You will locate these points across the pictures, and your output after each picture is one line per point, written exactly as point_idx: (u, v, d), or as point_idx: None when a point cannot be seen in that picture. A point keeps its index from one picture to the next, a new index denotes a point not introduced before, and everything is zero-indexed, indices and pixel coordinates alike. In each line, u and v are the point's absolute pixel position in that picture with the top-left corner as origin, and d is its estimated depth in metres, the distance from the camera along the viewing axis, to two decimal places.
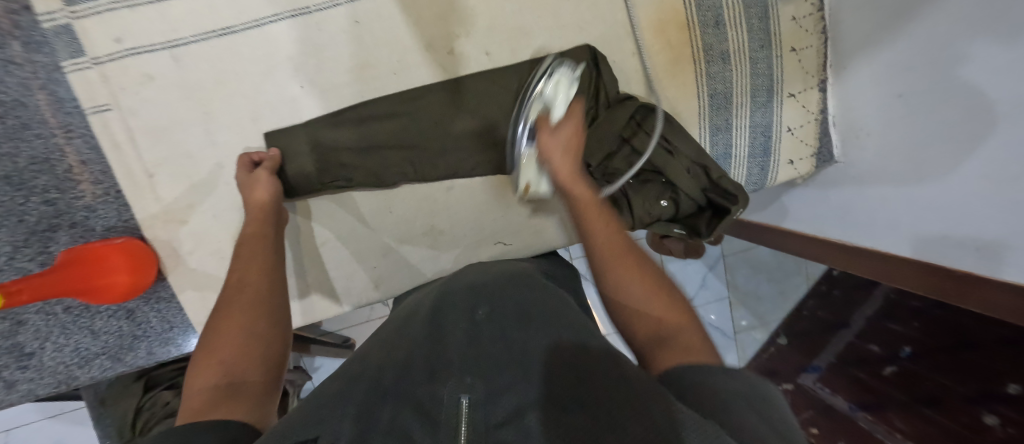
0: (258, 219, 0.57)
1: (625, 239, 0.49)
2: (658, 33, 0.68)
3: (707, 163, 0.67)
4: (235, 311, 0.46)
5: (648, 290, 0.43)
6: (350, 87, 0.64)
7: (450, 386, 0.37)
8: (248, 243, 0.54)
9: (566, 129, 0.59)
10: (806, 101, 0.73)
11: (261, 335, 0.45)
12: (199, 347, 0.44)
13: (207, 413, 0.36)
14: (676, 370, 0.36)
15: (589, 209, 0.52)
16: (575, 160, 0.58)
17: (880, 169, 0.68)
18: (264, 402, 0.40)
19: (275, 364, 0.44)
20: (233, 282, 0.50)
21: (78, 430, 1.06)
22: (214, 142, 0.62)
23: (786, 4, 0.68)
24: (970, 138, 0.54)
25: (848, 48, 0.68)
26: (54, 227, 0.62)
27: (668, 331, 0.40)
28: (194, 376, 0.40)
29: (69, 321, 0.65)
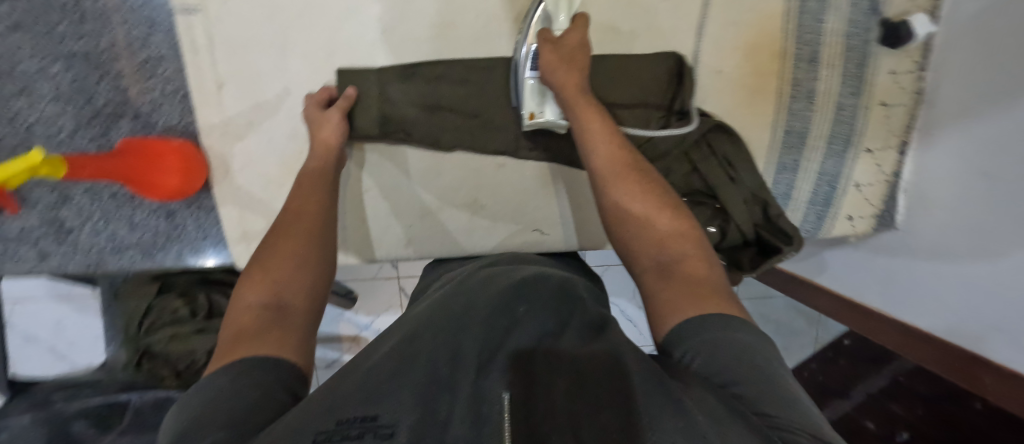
0: (322, 159, 0.58)
1: (627, 157, 0.52)
2: (750, 56, 0.65)
3: (767, 198, 0.66)
4: (289, 239, 0.49)
5: (648, 206, 0.47)
6: (431, 42, 0.63)
7: (493, 380, 0.36)
8: (308, 176, 0.57)
9: (570, 42, 0.58)
10: (882, 160, 0.70)
11: (311, 268, 0.48)
12: (254, 265, 0.48)
13: (258, 342, 0.39)
14: (689, 308, 0.38)
15: (593, 130, 0.53)
16: (579, 73, 0.57)
17: (941, 247, 0.65)
18: (302, 332, 0.43)
19: (320, 297, 0.47)
20: (292, 208, 0.53)
21: (78, 315, 1.08)
22: (287, 67, 0.62)
23: (887, 56, 0.65)
24: None
25: (940, 116, 0.65)
26: (118, 114, 0.63)
27: (671, 258, 0.43)
28: (247, 290, 0.45)
29: (113, 208, 0.66)
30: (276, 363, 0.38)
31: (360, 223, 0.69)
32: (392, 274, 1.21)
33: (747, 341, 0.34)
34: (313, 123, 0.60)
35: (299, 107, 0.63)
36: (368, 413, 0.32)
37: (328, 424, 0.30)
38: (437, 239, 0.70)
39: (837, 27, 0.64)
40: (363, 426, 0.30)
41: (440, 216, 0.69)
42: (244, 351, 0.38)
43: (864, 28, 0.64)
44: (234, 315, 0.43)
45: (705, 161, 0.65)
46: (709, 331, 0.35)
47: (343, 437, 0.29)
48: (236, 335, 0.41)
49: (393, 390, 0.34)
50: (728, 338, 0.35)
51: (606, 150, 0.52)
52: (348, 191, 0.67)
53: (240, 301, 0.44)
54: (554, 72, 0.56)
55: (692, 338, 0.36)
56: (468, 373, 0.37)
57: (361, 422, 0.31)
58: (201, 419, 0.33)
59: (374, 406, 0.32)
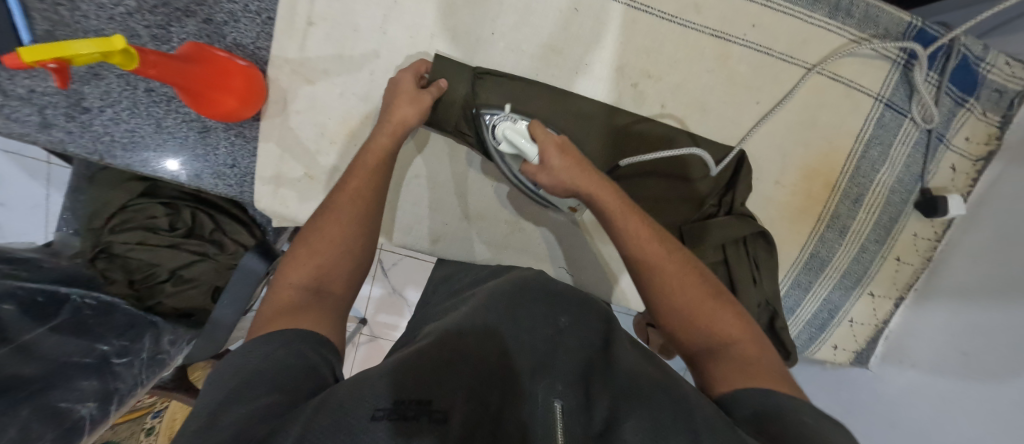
0: (394, 134, 0.55)
1: (655, 237, 0.50)
2: (806, 179, 0.69)
3: (776, 309, 0.69)
4: (341, 217, 0.47)
5: (689, 301, 0.46)
6: (533, 60, 0.63)
7: (544, 385, 0.37)
8: (375, 153, 0.53)
9: (550, 138, 0.55)
10: (879, 306, 0.76)
11: (353, 253, 0.47)
12: (300, 236, 0.47)
13: (296, 319, 0.40)
14: (749, 390, 0.39)
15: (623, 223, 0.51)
16: (581, 162, 0.55)
17: (903, 401, 0.70)
18: (336, 316, 0.43)
19: (359, 281, 0.47)
20: (350, 188, 0.50)
21: (18, 177, 0.97)
22: (384, 30, 0.60)
23: (916, 220, 0.72)
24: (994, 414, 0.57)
25: (939, 286, 0.72)
26: (188, 12, 0.58)
27: (720, 342, 0.44)
28: (289, 266, 0.45)
29: (144, 103, 0.61)
30: (319, 338, 0.39)
31: (395, 205, 0.67)
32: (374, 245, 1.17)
33: (788, 405, 0.37)
34: (402, 94, 0.56)
35: (381, 73, 0.61)
36: (422, 397, 0.31)
37: (383, 403, 0.30)
38: (466, 244, 0.69)
39: (886, 179, 0.69)
40: (418, 408, 0.30)
41: (476, 224, 0.69)
42: (284, 324, 0.39)
43: (906, 189, 0.70)
44: (277, 288, 0.44)
45: (737, 258, 0.68)
46: (768, 397, 0.38)
47: (400, 417, 0.29)
48: (275, 310, 0.41)
49: (446, 381, 0.33)
50: (778, 396, 0.38)
51: (635, 235, 0.50)
52: (396, 171, 0.66)
53: (283, 275, 0.44)
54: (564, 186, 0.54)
55: (745, 407, 0.38)
56: (519, 375, 0.38)
57: (414, 404, 0.30)
58: (257, 374, 0.34)
59: (431, 391, 0.32)
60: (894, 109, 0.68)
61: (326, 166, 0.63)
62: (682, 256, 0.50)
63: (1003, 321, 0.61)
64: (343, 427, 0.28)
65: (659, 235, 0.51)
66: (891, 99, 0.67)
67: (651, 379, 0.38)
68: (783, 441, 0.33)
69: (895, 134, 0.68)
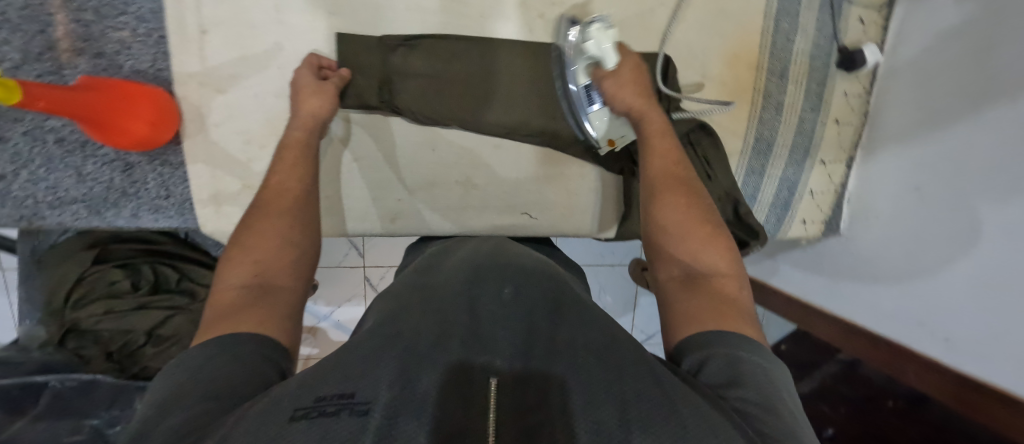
0: (306, 129, 0.55)
1: (682, 171, 0.53)
2: (730, 66, 0.71)
3: (737, 196, 0.71)
4: (271, 214, 0.46)
5: (689, 222, 0.48)
6: (437, 16, 0.62)
7: (480, 359, 0.35)
8: (291, 148, 0.53)
9: (630, 66, 0.60)
10: (833, 171, 0.78)
11: (294, 245, 0.46)
12: (232, 241, 0.45)
13: (241, 317, 0.38)
14: (699, 336, 0.40)
15: (653, 140, 0.55)
16: (648, 99, 0.59)
17: (876, 251, 0.75)
18: (289, 313, 0.41)
19: (306, 275, 0.46)
20: (272, 185, 0.49)
21: None
22: (281, 21, 0.59)
23: (842, 79, 0.74)
24: (964, 241, 0.62)
25: (881, 136, 0.74)
26: (78, 50, 0.56)
27: (700, 272, 0.45)
28: (226, 269, 0.42)
29: (58, 155, 0.59)
30: (264, 339, 0.37)
31: (340, 195, 0.66)
32: (359, 263, 1.15)
33: (742, 355, 0.37)
34: (303, 90, 0.56)
35: (290, 65, 0.60)
36: (345, 390, 0.31)
37: (306, 400, 0.30)
38: (424, 215, 0.69)
39: (804, 48, 0.71)
40: (339, 403, 0.30)
41: (428, 193, 0.68)
42: (227, 327, 0.37)
43: (825, 52, 0.72)
44: (217, 289, 0.41)
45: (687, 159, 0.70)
46: (717, 340, 0.39)
47: (319, 413, 0.29)
48: (218, 312, 0.39)
49: (373, 368, 0.33)
50: (727, 349, 0.37)
51: (663, 152, 0.54)
52: (332, 161, 0.65)
53: (221, 279, 0.41)
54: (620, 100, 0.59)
55: (701, 348, 0.39)
56: (454, 342, 0.37)
57: (337, 400, 0.30)
58: (183, 390, 0.32)
59: (354, 384, 0.32)
60: None
61: (262, 172, 0.62)
62: (696, 185, 0.52)
63: (954, 164, 0.62)
64: (263, 428, 0.28)
65: (682, 166, 0.53)
66: None
67: (591, 343, 0.38)
68: (743, 412, 0.32)
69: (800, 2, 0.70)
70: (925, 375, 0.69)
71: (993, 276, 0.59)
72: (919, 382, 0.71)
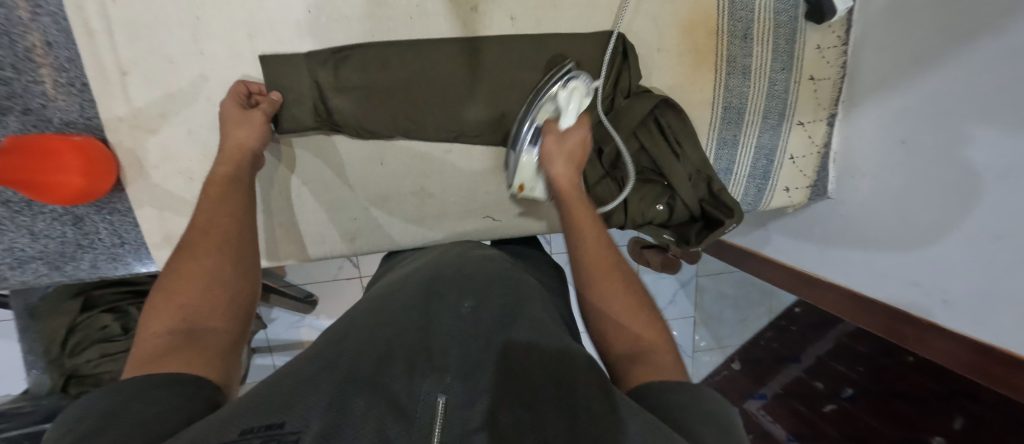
0: (233, 162, 0.52)
1: (614, 252, 0.47)
2: (686, 33, 0.66)
3: (711, 174, 0.66)
4: (202, 250, 0.43)
5: (625, 306, 0.42)
6: (361, 24, 0.59)
7: (427, 382, 0.33)
8: (216, 183, 0.49)
9: (574, 137, 0.58)
10: (813, 132, 0.73)
11: (229, 281, 0.42)
12: (158, 286, 0.40)
13: (172, 355, 0.35)
14: (655, 383, 0.35)
15: (581, 214, 0.50)
16: (577, 173, 0.56)
17: (869, 211, 0.70)
18: (226, 355, 0.37)
19: (245, 312, 0.41)
20: (199, 223, 0.45)
21: None
22: (201, 51, 0.56)
23: (813, 32, 0.68)
24: (959, 193, 0.57)
25: (860, 89, 0.68)
26: (3, 109, 0.55)
27: (640, 353, 0.39)
28: (150, 317, 0.38)
29: (5, 217, 0.58)
30: (197, 375, 0.34)
31: (294, 220, 0.65)
32: (354, 274, 1.14)
33: (707, 399, 0.34)
34: (230, 121, 0.54)
35: (219, 96, 0.58)
36: (275, 420, 0.27)
37: (230, 434, 0.26)
38: (384, 230, 0.67)
39: (768, 3, 0.66)
40: (267, 435, 0.26)
41: (382, 207, 0.66)
42: (155, 365, 0.34)
43: (791, 4, 0.66)
44: (145, 325, 0.37)
45: (652, 139, 0.66)
46: (674, 390, 0.34)
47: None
48: (147, 350, 0.35)
49: (308, 390, 0.30)
50: (673, 395, 0.34)
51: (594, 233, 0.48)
52: (281, 188, 0.63)
53: (144, 330, 0.37)
54: (555, 159, 0.56)
55: (663, 391, 0.34)
56: (400, 367, 0.34)
57: (265, 431, 0.26)
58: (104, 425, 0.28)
59: (284, 413, 0.28)
60: None
61: None
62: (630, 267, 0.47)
63: (942, 106, 0.57)
64: None
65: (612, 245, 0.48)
66: None
67: (545, 355, 0.35)
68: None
69: None
70: (945, 344, 0.62)
71: (991, 226, 0.54)
72: (935, 348, 0.64)
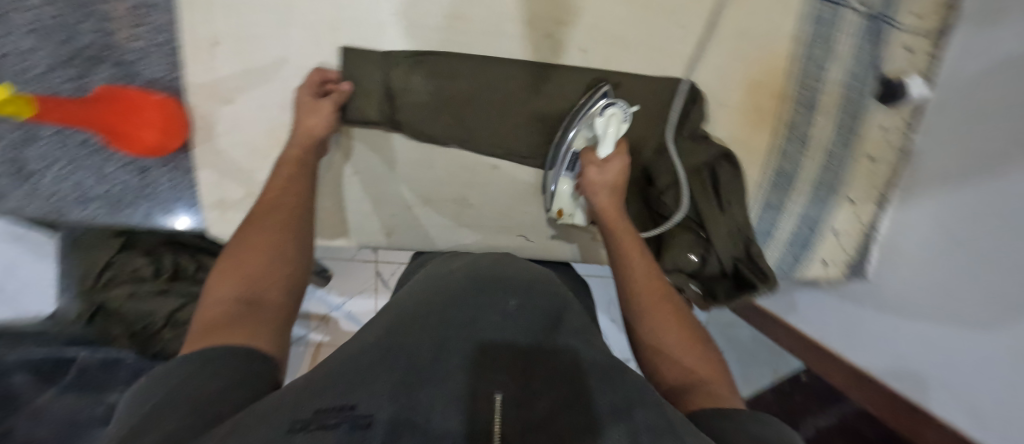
0: (305, 146, 0.55)
1: (662, 278, 0.49)
2: (750, 93, 0.67)
3: (750, 234, 0.67)
4: (266, 227, 0.45)
5: (679, 336, 0.43)
6: (440, 33, 0.61)
7: (486, 379, 0.34)
8: (288, 164, 0.53)
9: (614, 165, 0.58)
10: (862, 212, 0.71)
11: (288, 257, 0.44)
12: (225, 255, 0.43)
13: (228, 332, 0.35)
14: (709, 413, 0.35)
15: (629, 247, 0.51)
16: (619, 199, 0.57)
17: (908, 302, 0.68)
18: (283, 326, 0.39)
19: (299, 289, 0.43)
20: (266, 200, 0.48)
21: None
22: (287, 35, 0.60)
23: (879, 112, 0.68)
24: (1005, 308, 0.55)
25: (920, 176, 0.67)
26: (99, 58, 0.58)
27: (696, 382, 0.40)
28: (217, 282, 0.40)
29: (82, 156, 0.63)
30: (248, 349, 0.34)
31: (338, 207, 0.67)
32: (370, 258, 1.16)
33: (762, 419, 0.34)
34: (304, 107, 0.57)
35: (295, 79, 0.61)
36: (344, 402, 0.29)
37: (301, 414, 0.27)
38: (421, 231, 0.69)
39: (838, 76, 0.66)
40: (340, 415, 0.28)
41: (424, 209, 0.68)
42: (209, 341, 0.34)
43: (861, 82, 0.66)
44: (203, 310, 0.38)
45: (700, 189, 0.65)
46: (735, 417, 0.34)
47: (318, 426, 0.26)
48: (203, 329, 0.36)
49: (371, 379, 0.31)
50: (722, 418, 0.34)
51: (641, 264, 0.49)
52: (331, 175, 0.65)
53: (210, 294, 0.40)
54: (597, 193, 0.56)
55: (713, 420, 0.34)
56: (458, 360, 0.35)
57: (338, 411, 0.28)
58: (175, 392, 0.29)
59: (351, 396, 0.30)
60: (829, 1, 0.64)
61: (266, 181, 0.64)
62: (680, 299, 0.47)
63: (1003, 221, 0.55)
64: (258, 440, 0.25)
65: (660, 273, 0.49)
66: None
67: (598, 365, 0.36)
68: None
69: (836, 27, 0.65)
70: None
71: None
72: None
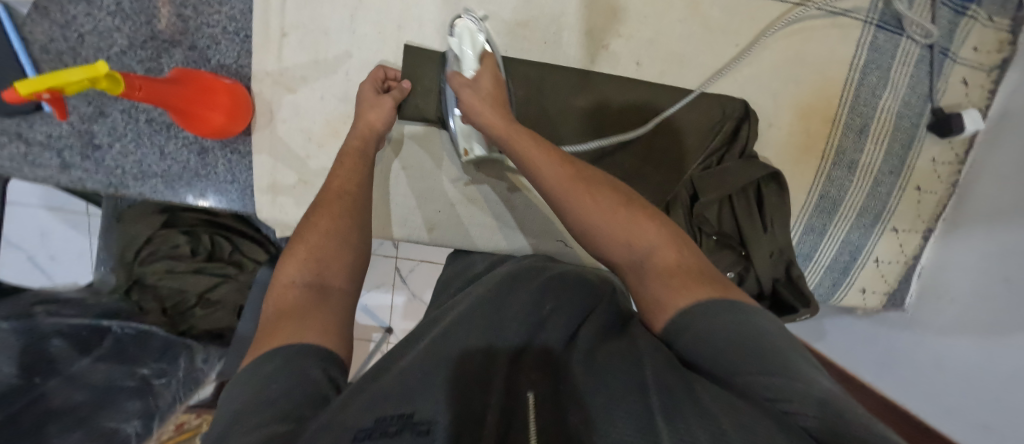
0: (363, 138, 0.56)
1: (570, 164, 0.48)
2: (801, 116, 0.67)
3: (791, 257, 0.65)
4: (333, 215, 0.46)
5: (605, 210, 0.43)
6: (500, 37, 0.63)
7: (526, 376, 0.33)
8: (349, 155, 0.54)
9: (484, 79, 0.57)
10: (906, 241, 0.71)
11: (352, 246, 0.45)
12: (294, 239, 0.44)
13: (302, 327, 0.35)
14: (687, 313, 0.34)
15: (532, 153, 0.49)
16: (504, 109, 0.55)
17: (947, 336, 0.66)
18: (347, 313, 0.40)
19: (359, 279, 0.44)
20: (334, 186, 0.50)
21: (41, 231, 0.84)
22: (353, 30, 0.62)
23: (931, 143, 0.67)
24: None
25: (970, 210, 0.66)
26: (174, 42, 0.61)
27: (648, 257, 0.40)
28: (287, 266, 0.41)
29: (146, 133, 0.65)
30: (321, 348, 0.34)
31: (384, 200, 0.68)
32: (392, 253, 1.08)
33: (760, 326, 0.31)
34: (364, 101, 0.58)
35: (357, 72, 0.63)
36: (405, 409, 0.27)
37: (366, 420, 0.25)
38: (463, 230, 0.70)
39: (892, 105, 0.66)
40: (401, 423, 0.26)
41: (468, 208, 0.69)
42: (285, 336, 0.34)
43: (916, 112, 0.66)
44: (276, 294, 0.39)
45: (745, 211, 0.66)
46: (714, 310, 0.33)
47: (380, 435, 0.24)
48: (276, 314, 0.37)
49: (425, 388, 0.29)
50: (710, 321, 0.32)
51: (545, 164, 0.48)
52: (381, 168, 0.67)
53: (281, 277, 0.41)
54: (478, 109, 0.54)
55: (700, 320, 0.33)
56: (519, 373, 0.34)
57: (399, 419, 0.26)
58: (248, 405, 0.28)
59: (411, 402, 0.27)
60: (886, 29, 0.65)
61: (318, 169, 0.65)
62: (595, 177, 0.47)
63: None
64: None
65: (573, 163, 0.48)
66: (882, 21, 0.65)
67: (620, 353, 0.33)
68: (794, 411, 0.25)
69: (893, 56, 0.65)
70: None
71: None
72: None
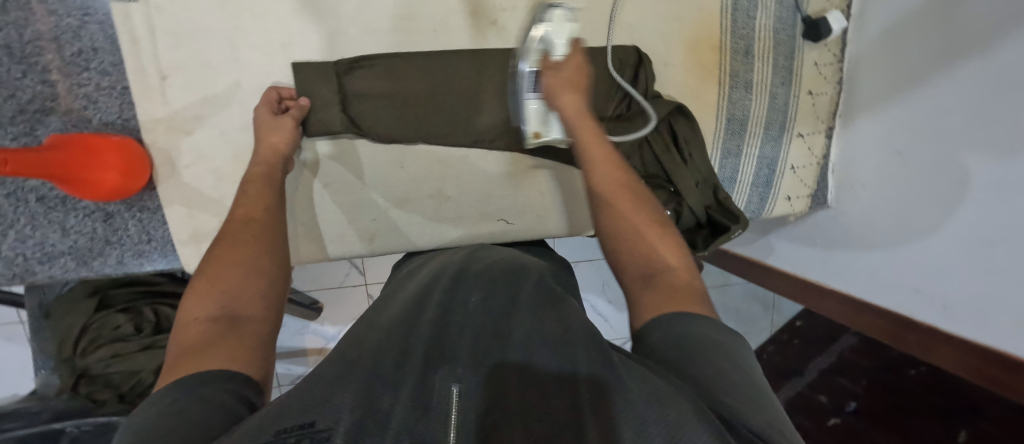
0: (269, 163, 0.55)
1: (623, 171, 0.51)
2: (691, 50, 0.71)
3: (716, 182, 0.69)
4: (239, 242, 0.45)
5: (642, 220, 0.46)
6: (390, 35, 0.63)
7: (444, 372, 0.33)
8: (254, 181, 0.53)
9: (569, 64, 0.61)
10: (813, 143, 0.76)
11: (263, 271, 0.44)
12: (200, 273, 0.43)
13: (206, 360, 0.34)
14: (664, 317, 0.37)
15: (588, 147, 0.53)
16: (584, 100, 0.59)
17: (865, 221, 0.73)
18: (263, 338, 0.39)
19: (278, 303, 0.43)
20: (238, 216, 0.48)
21: None
22: (237, 58, 0.60)
23: (810, 49, 0.73)
24: (954, 199, 0.59)
25: (859, 103, 0.72)
26: (46, 110, 0.58)
27: (656, 273, 0.42)
28: (191, 303, 0.40)
29: (41, 212, 0.61)
30: (233, 375, 0.33)
31: (314, 221, 0.67)
32: (360, 281, 1.12)
33: (707, 333, 0.35)
34: (263, 125, 0.57)
35: (252, 100, 0.62)
36: (307, 418, 0.27)
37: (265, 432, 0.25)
38: (402, 233, 0.69)
39: (765, 22, 0.71)
40: (300, 432, 0.25)
41: (403, 209, 0.69)
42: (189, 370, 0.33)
43: (789, 24, 0.71)
44: (180, 332, 0.38)
45: (665, 151, 0.69)
46: (685, 321, 0.37)
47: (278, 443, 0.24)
48: (182, 352, 0.35)
49: (335, 391, 0.29)
50: (674, 326, 0.36)
51: (601, 158, 0.52)
52: (303, 190, 0.65)
53: (185, 314, 0.39)
54: (560, 92, 0.58)
55: (664, 327, 0.37)
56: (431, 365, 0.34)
57: (297, 429, 0.26)
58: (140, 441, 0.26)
59: (314, 412, 0.27)
60: None
61: None
62: (638, 187, 0.50)
63: (934, 129, 0.60)
64: None
65: (625, 168, 0.51)
66: None
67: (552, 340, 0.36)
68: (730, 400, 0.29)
69: None
70: (971, 359, 0.62)
71: (988, 234, 0.56)
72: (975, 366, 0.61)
